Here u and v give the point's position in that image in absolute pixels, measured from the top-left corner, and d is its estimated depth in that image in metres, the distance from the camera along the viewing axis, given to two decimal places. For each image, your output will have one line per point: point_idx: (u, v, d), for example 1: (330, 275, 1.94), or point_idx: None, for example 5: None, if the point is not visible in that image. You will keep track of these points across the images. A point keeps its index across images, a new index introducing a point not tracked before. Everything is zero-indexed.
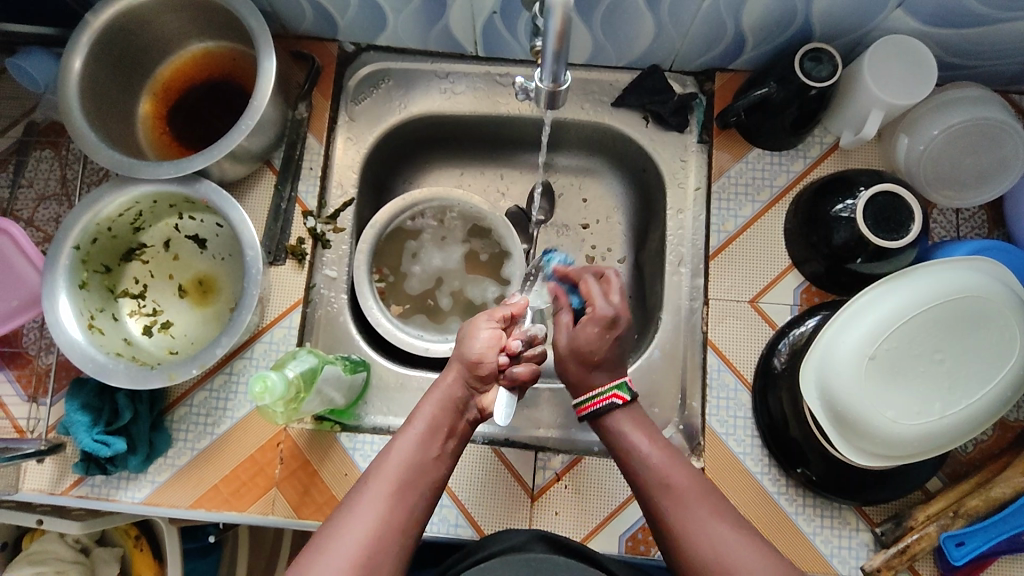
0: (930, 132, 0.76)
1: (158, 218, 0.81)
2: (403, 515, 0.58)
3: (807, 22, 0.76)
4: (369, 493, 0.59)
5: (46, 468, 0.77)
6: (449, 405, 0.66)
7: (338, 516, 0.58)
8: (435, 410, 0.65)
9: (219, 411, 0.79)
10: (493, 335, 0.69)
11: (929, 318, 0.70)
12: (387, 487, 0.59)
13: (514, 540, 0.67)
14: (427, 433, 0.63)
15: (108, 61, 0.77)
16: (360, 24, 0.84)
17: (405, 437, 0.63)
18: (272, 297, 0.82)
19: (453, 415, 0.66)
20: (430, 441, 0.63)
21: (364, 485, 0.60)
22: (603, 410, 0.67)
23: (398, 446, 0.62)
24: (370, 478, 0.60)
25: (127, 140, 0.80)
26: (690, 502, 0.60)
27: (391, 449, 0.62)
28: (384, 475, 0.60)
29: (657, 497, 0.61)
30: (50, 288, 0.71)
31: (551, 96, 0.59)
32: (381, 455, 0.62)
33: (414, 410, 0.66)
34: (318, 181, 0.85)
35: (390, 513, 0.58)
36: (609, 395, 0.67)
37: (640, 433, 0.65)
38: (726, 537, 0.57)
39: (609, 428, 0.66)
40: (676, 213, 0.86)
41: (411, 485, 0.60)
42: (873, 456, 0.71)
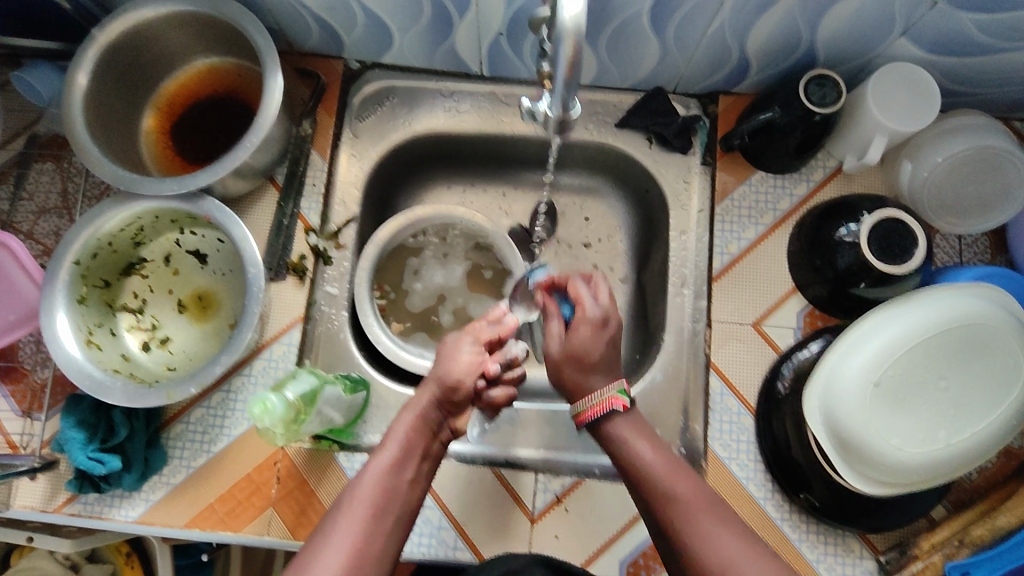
0: (934, 159, 0.76)
1: (159, 233, 0.81)
2: (377, 539, 0.56)
3: (811, 48, 0.76)
4: (344, 518, 0.56)
5: (38, 486, 0.76)
6: (425, 426, 0.65)
7: (313, 543, 0.55)
8: (410, 430, 0.64)
9: (216, 428, 0.78)
10: (469, 357, 0.68)
11: (932, 345, 0.70)
12: (363, 509, 0.57)
13: (513, 563, 0.69)
14: (402, 455, 0.62)
15: (113, 75, 0.77)
16: (365, 42, 0.84)
17: (380, 458, 0.61)
18: (272, 314, 0.81)
19: (428, 434, 0.65)
20: (406, 461, 0.62)
21: (337, 511, 0.58)
22: (605, 416, 0.62)
23: (373, 467, 0.60)
24: (345, 502, 0.58)
25: (130, 155, 0.80)
26: (697, 516, 0.56)
27: (365, 471, 0.60)
28: (360, 497, 0.58)
29: (659, 509, 0.58)
30: (48, 303, 0.71)
31: (560, 122, 0.59)
32: (356, 477, 0.60)
33: (387, 430, 0.64)
34: (321, 198, 0.85)
35: (366, 537, 0.56)
36: (610, 400, 0.62)
37: (639, 441, 0.61)
38: (737, 547, 0.54)
39: (608, 434, 0.63)
40: (679, 235, 0.86)
41: (386, 509, 0.58)
42: (876, 483, 0.71)
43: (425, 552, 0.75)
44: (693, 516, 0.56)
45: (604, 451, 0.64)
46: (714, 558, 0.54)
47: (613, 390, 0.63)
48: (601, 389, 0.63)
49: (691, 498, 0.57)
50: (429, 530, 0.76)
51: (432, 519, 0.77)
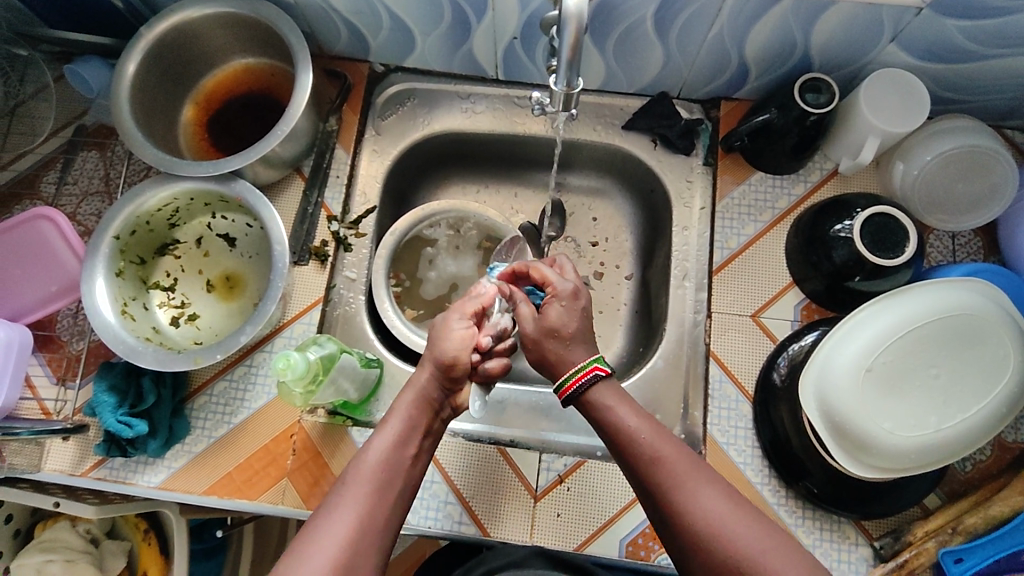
0: (924, 158, 0.80)
1: (193, 216, 0.86)
2: (381, 522, 0.57)
3: (807, 55, 0.81)
4: (347, 497, 0.57)
5: (69, 449, 0.80)
6: (425, 403, 0.66)
7: (315, 519, 0.56)
8: (412, 408, 0.65)
9: (237, 401, 0.82)
10: (466, 334, 0.68)
11: (922, 334, 0.73)
12: (365, 488, 0.58)
13: (515, 555, 0.76)
14: (402, 432, 0.63)
15: (158, 69, 0.84)
16: (390, 46, 0.91)
17: (381, 436, 0.63)
18: (294, 294, 0.86)
19: (427, 412, 0.66)
20: (406, 440, 0.63)
21: (341, 490, 0.58)
22: (583, 389, 0.65)
23: (374, 445, 0.62)
24: (347, 480, 0.59)
25: (169, 144, 0.87)
26: (685, 473, 0.58)
27: (367, 450, 0.61)
28: (362, 475, 0.59)
29: (647, 470, 0.60)
30: (89, 273, 0.76)
31: (567, 98, 0.64)
32: (357, 456, 0.61)
33: (390, 406, 0.66)
34: (344, 188, 0.91)
35: (369, 518, 0.57)
36: (586, 371, 0.66)
37: (623, 407, 0.64)
38: (721, 505, 0.56)
39: (590, 403, 0.65)
40: (681, 230, 0.90)
41: (389, 485, 0.60)
42: (870, 467, 0.73)
43: (432, 525, 0.78)
44: (676, 475, 0.58)
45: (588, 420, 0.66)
46: (694, 510, 0.56)
47: (585, 364, 0.66)
48: (571, 367, 0.67)
49: (672, 458, 0.59)
50: (435, 503, 0.79)
51: (438, 493, 0.80)
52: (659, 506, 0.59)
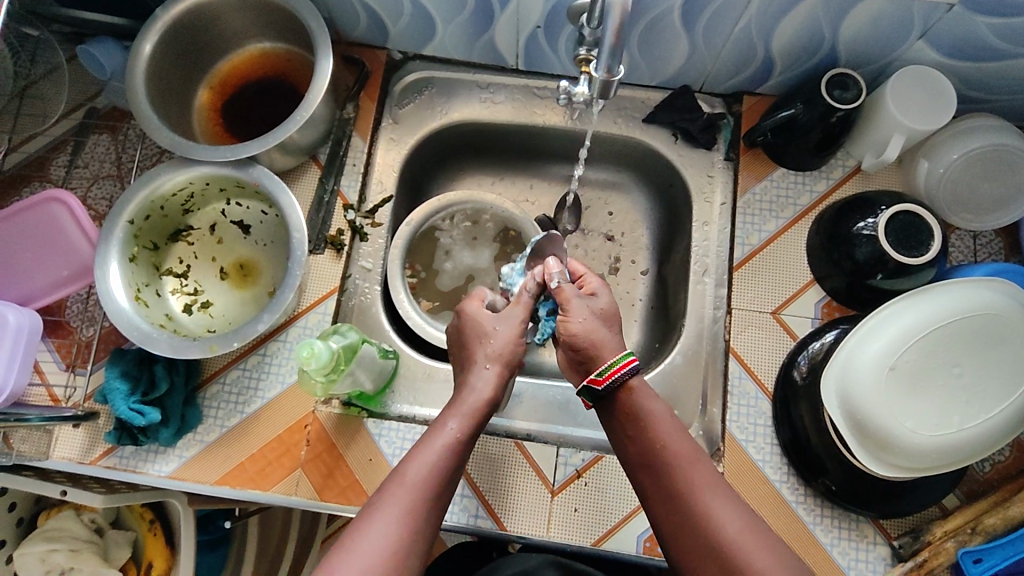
0: (950, 156, 0.80)
1: (207, 202, 0.85)
2: (432, 514, 0.59)
3: (833, 50, 0.81)
4: (398, 495, 0.58)
5: (78, 436, 0.79)
6: (486, 409, 0.66)
7: (364, 517, 0.57)
8: (473, 413, 0.65)
9: (250, 390, 0.81)
10: (517, 329, 0.72)
11: (949, 333, 0.72)
12: (417, 490, 0.59)
13: (528, 563, 0.74)
14: (462, 436, 0.63)
15: (174, 51, 0.82)
16: (410, 33, 0.89)
17: (439, 441, 0.62)
18: (309, 284, 0.85)
19: (484, 416, 0.66)
20: (462, 446, 0.63)
21: (392, 485, 0.60)
22: (625, 377, 0.65)
23: (432, 449, 0.62)
24: (398, 479, 0.59)
25: (184, 128, 0.85)
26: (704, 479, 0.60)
27: (421, 451, 0.62)
28: (415, 478, 0.60)
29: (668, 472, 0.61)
30: (102, 257, 0.74)
31: (605, 85, 0.65)
32: (411, 454, 0.62)
33: (450, 406, 0.66)
34: (360, 176, 0.90)
35: (418, 518, 0.58)
36: (627, 361, 0.65)
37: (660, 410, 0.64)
38: (739, 526, 0.57)
39: (629, 395, 0.65)
40: (701, 225, 0.90)
41: (441, 489, 0.61)
42: (892, 466, 0.72)
43: (448, 518, 0.78)
44: (699, 488, 0.59)
45: (613, 412, 0.66)
46: (710, 524, 0.58)
47: (625, 355, 0.66)
48: (609, 357, 0.66)
49: (695, 468, 0.60)
50: (452, 497, 0.78)
51: (454, 486, 0.79)
52: (676, 511, 0.60)
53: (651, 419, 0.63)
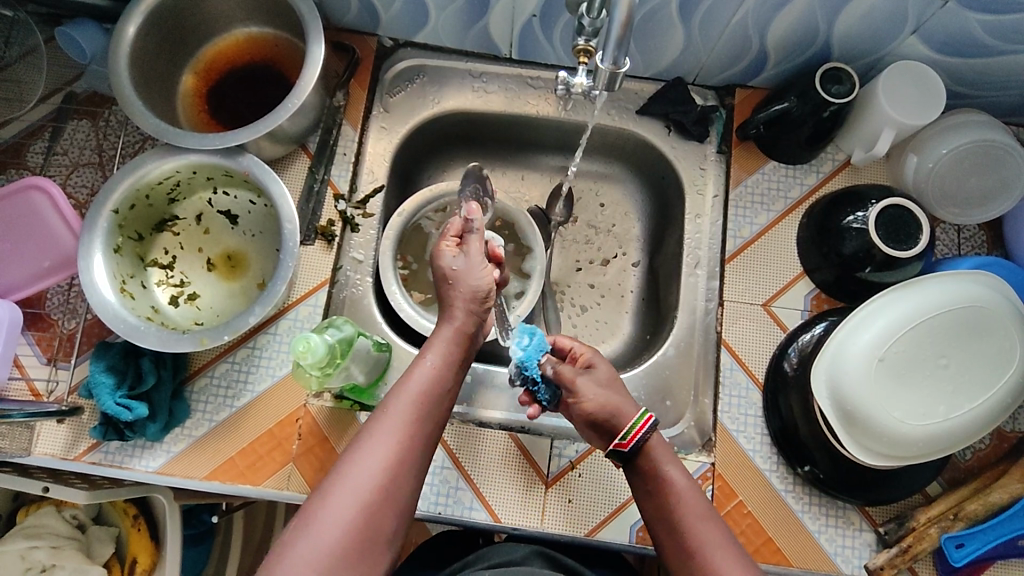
0: (939, 151, 0.82)
1: (193, 191, 0.83)
2: (417, 441, 0.61)
3: (827, 43, 0.81)
4: (386, 421, 0.61)
5: (61, 431, 0.77)
6: (462, 336, 0.68)
7: (352, 447, 0.60)
8: (449, 343, 0.67)
9: (240, 383, 0.79)
10: (480, 263, 0.71)
11: (935, 324, 0.74)
12: (402, 415, 0.61)
13: (513, 554, 0.72)
14: (441, 363, 0.66)
15: (157, 34, 0.80)
16: (402, 20, 0.88)
17: (422, 368, 0.64)
18: (300, 275, 0.83)
19: (464, 347, 0.68)
20: (444, 370, 0.65)
21: (374, 419, 0.61)
22: (645, 437, 0.66)
23: (413, 378, 0.64)
24: (383, 412, 0.62)
25: (168, 115, 0.83)
26: (706, 535, 0.61)
27: (408, 378, 0.64)
28: (399, 407, 0.62)
29: (680, 524, 0.63)
30: (86, 248, 0.72)
31: (610, 77, 0.65)
32: (399, 382, 0.64)
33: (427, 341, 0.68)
34: (351, 166, 0.88)
35: (407, 443, 0.60)
36: (644, 420, 0.67)
37: (672, 470, 0.66)
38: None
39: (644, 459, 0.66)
40: (694, 218, 0.90)
41: (424, 418, 0.62)
42: (879, 455, 0.74)
43: (442, 511, 0.78)
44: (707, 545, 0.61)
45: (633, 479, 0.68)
46: None
47: (642, 413, 0.68)
48: (630, 419, 0.68)
49: (695, 525, 0.62)
50: (446, 490, 0.78)
51: (449, 479, 0.79)
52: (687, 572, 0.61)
53: (660, 468, 0.66)
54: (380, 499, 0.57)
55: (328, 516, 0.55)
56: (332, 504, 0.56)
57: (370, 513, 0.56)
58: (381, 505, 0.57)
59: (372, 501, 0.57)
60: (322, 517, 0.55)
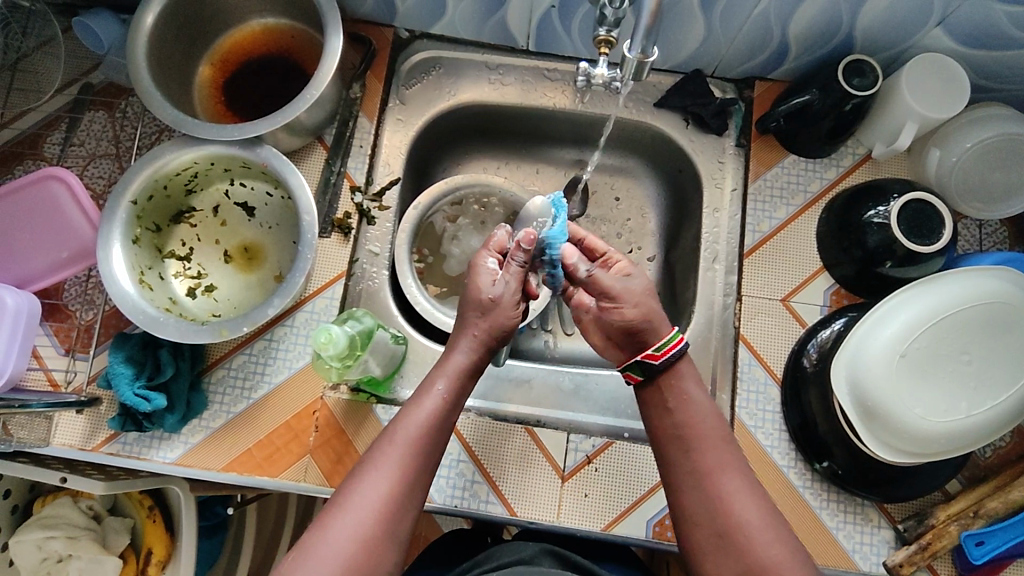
0: (963, 145, 0.80)
1: (210, 183, 0.83)
2: (418, 473, 0.62)
3: (850, 35, 0.80)
4: (388, 453, 0.62)
5: (79, 422, 0.77)
6: (475, 366, 0.68)
7: (355, 477, 0.62)
8: (459, 372, 0.66)
9: (257, 375, 0.79)
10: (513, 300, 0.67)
11: (957, 319, 0.73)
12: (406, 448, 0.62)
13: (524, 552, 0.72)
14: (451, 394, 0.65)
15: (174, 24, 0.79)
16: (419, 11, 0.87)
17: (428, 399, 0.65)
18: (317, 268, 0.83)
19: (473, 373, 0.68)
20: (450, 402, 0.65)
21: (378, 448, 0.63)
22: (678, 356, 0.66)
23: (420, 409, 0.64)
24: (387, 442, 0.62)
25: (184, 105, 0.83)
26: (717, 463, 0.64)
27: (416, 409, 0.64)
28: (402, 439, 0.62)
29: (693, 449, 0.65)
30: (105, 238, 0.72)
31: (638, 66, 0.64)
32: (405, 413, 0.64)
33: (436, 367, 0.67)
34: (367, 158, 0.88)
35: (407, 475, 0.62)
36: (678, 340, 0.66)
37: (697, 399, 0.67)
38: (756, 517, 0.61)
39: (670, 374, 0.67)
40: (712, 212, 0.89)
41: (427, 450, 0.63)
42: (899, 452, 0.73)
43: (458, 504, 0.78)
44: (719, 473, 0.63)
45: (648, 397, 0.68)
46: (730, 512, 0.62)
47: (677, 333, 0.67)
48: (665, 333, 0.66)
49: (714, 452, 0.64)
50: (462, 482, 0.78)
51: (465, 472, 0.79)
52: (698, 498, 0.63)
53: (688, 394, 0.67)
54: (380, 530, 0.59)
55: (329, 545, 0.57)
56: (332, 534, 0.58)
57: (370, 543, 0.58)
58: (381, 535, 0.59)
59: (373, 531, 0.59)
60: (325, 545, 0.57)
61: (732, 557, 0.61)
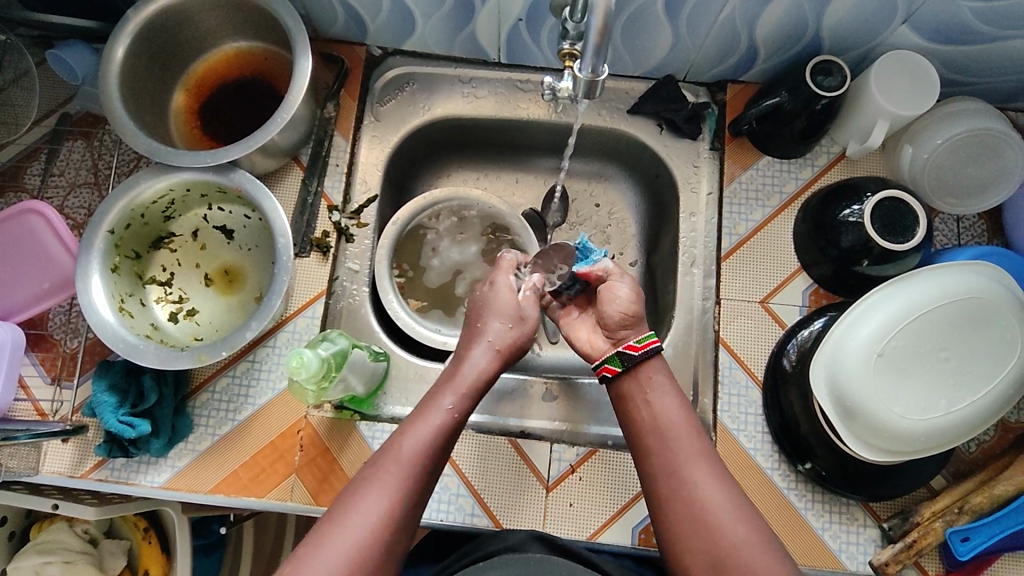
0: (934, 141, 0.81)
1: (189, 208, 0.84)
2: (422, 485, 0.63)
3: (817, 36, 0.80)
4: (394, 467, 0.62)
5: (67, 451, 0.78)
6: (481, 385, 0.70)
7: (357, 486, 0.61)
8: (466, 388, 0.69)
9: (241, 397, 0.80)
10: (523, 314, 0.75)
11: (936, 318, 0.73)
12: (413, 459, 0.63)
13: (512, 540, 0.71)
14: (458, 409, 0.67)
15: (146, 53, 0.80)
16: (389, 28, 0.88)
17: (437, 414, 0.66)
18: (296, 288, 0.84)
19: (479, 390, 0.70)
20: (458, 421, 0.67)
21: (383, 458, 0.63)
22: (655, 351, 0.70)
23: (429, 420, 0.65)
24: (392, 452, 0.63)
25: (160, 132, 0.84)
26: (690, 459, 0.64)
27: (426, 420, 0.66)
28: (410, 449, 0.63)
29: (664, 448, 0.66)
30: (83, 269, 0.73)
31: (589, 85, 0.64)
32: (414, 421, 0.66)
33: (445, 382, 0.69)
34: (344, 177, 0.88)
35: (413, 487, 0.62)
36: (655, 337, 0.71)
37: (656, 402, 0.68)
38: (725, 504, 0.62)
39: (637, 374, 0.70)
40: (688, 216, 0.90)
41: (433, 466, 0.64)
42: (881, 451, 0.73)
43: (444, 518, 0.78)
44: (689, 467, 0.64)
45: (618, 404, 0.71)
46: (701, 502, 0.62)
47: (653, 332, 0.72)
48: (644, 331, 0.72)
49: (687, 446, 0.65)
50: (447, 496, 0.79)
51: (450, 486, 0.79)
52: (671, 492, 0.64)
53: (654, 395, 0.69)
54: (377, 547, 0.58)
55: (329, 556, 0.57)
56: (335, 544, 0.57)
57: (369, 551, 0.58)
58: (381, 550, 0.59)
59: (372, 545, 0.58)
60: (323, 557, 0.56)
61: (704, 543, 0.61)
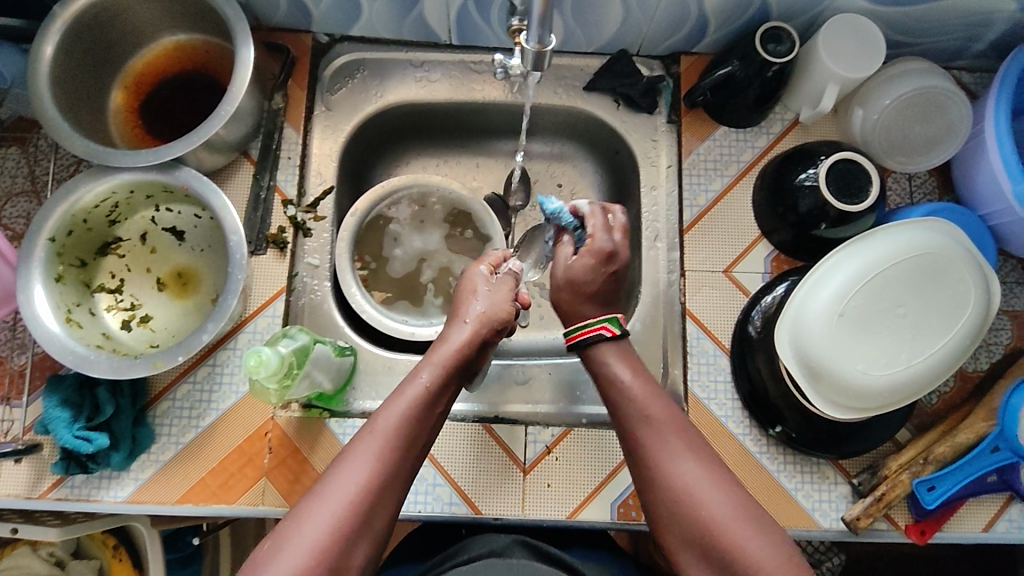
0: (882, 102, 0.82)
1: (135, 210, 0.80)
2: (401, 460, 0.60)
3: (765, 4, 0.81)
4: (368, 440, 0.60)
5: (21, 472, 0.74)
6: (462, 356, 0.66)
7: (334, 464, 0.60)
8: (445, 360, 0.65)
9: (203, 403, 0.77)
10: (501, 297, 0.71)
11: (892, 274, 0.74)
12: (386, 434, 0.60)
13: (495, 543, 0.71)
14: (436, 382, 0.64)
15: (78, 50, 0.76)
16: (335, 14, 0.85)
17: (412, 389, 0.63)
18: (254, 287, 0.81)
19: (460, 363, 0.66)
20: (436, 394, 0.64)
21: (359, 435, 0.61)
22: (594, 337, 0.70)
23: (404, 396, 0.62)
24: (366, 428, 0.61)
25: (99, 133, 0.80)
26: (664, 434, 0.63)
27: (400, 394, 0.63)
28: (383, 424, 0.61)
29: (634, 426, 0.64)
30: (25, 279, 0.70)
31: (537, 56, 0.64)
32: (390, 397, 0.63)
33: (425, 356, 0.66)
34: (297, 169, 0.86)
35: (390, 463, 0.60)
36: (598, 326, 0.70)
37: (624, 364, 0.68)
38: (699, 476, 0.60)
39: (591, 356, 0.70)
40: (650, 190, 0.90)
41: (410, 441, 0.61)
42: (846, 408, 0.75)
43: (422, 509, 0.77)
44: (659, 447, 0.62)
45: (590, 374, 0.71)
46: (670, 477, 0.60)
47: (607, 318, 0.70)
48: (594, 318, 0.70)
49: (656, 420, 0.64)
50: (424, 487, 0.78)
51: (426, 477, 0.78)
52: (644, 476, 0.62)
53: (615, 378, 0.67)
54: (354, 521, 0.57)
55: (304, 534, 0.55)
56: (309, 522, 0.56)
57: (345, 529, 0.56)
58: (358, 526, 0.57)
59: (349, 521, 0.56)
60: (298, 534, 0.55)
61: (680, 524, 0.59)
